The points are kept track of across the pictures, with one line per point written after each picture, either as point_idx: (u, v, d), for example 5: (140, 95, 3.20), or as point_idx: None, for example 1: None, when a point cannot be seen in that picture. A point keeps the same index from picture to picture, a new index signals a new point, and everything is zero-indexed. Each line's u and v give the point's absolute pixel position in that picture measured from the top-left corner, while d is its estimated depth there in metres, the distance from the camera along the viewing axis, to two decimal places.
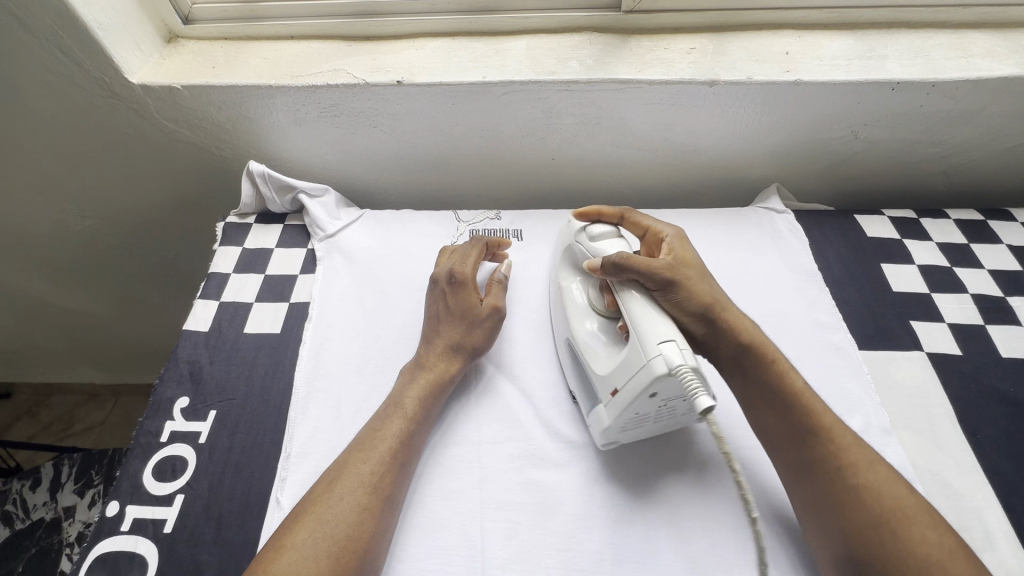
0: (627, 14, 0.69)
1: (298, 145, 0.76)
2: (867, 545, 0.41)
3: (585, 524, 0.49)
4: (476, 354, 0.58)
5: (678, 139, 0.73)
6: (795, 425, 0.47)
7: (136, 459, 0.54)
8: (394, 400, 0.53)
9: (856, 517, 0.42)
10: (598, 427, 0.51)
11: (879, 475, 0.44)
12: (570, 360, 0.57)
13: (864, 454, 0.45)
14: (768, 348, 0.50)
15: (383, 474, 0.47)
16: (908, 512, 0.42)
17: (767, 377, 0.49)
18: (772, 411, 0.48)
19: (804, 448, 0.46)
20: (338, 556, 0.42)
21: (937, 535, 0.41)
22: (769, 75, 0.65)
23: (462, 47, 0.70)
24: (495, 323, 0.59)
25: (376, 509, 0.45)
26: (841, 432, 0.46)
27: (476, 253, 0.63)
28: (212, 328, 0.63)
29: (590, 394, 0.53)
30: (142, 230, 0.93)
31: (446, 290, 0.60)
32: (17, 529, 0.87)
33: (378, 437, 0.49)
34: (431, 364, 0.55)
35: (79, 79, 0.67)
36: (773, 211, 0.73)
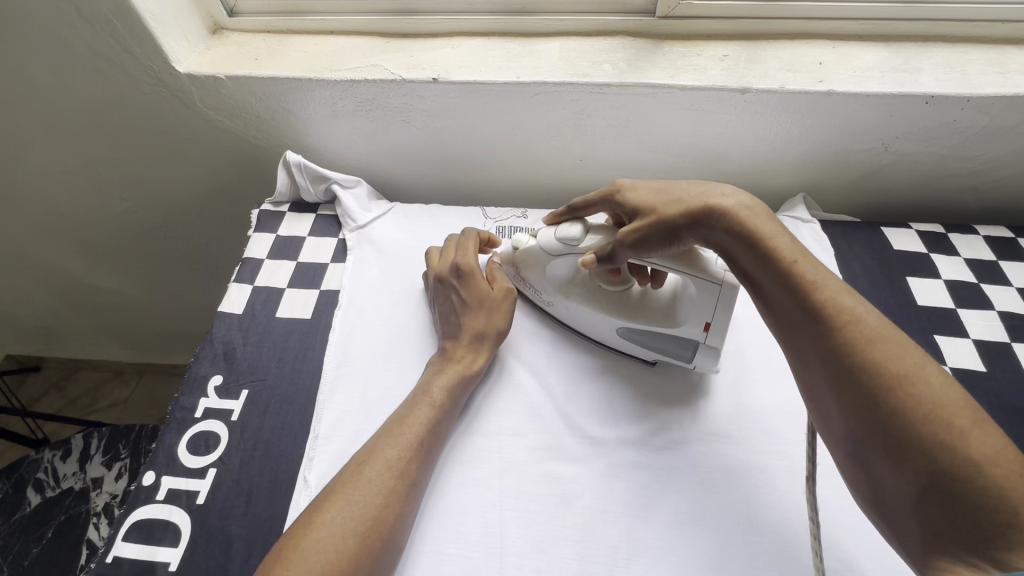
0: (662, 19, 0.69)
1: (332, 137, 0.78)
2: (863, 424, 0.40)
3: (603, 517, 0.50)
4: (504, 335, 0.60)
5: (706, 145, 0.73)
6: (791, 305, 0.45)
7: (171, 432, 0.56)
8: (422, 388, 0.54)
9: (850, 396, 0.41)
10: (707, 360, 0.58)
11: (887, 352, 0.41)
12: (633, 338, 0.60)
13: (869, 327, 0.42)
14: (754, 228, 0.48)
15: (409, 460, 0.48)
16: (914, 390, 0.39)
17: (760, 257, 0.47)
18: (770, 293, 0.47)
19: (802, 328, 0.45)
20: (367, 535, 0.43)
21: (949, 412, 0.37)
22: (801, 85, 0.65)
23: (497, 47, 0.71)
24: (510, 305, 0.62)
25: (401, 494, 0.47)
26: (842, 305, 0.44)
27: (473, 246, 0.65)
28: (246, 311, 0.65)
29: (680, 347, 0.59)
30: (176, 214, 0.96)
31: (456, 285, 0.61)
32: (47, 497, 0.90)
33: (406, 425, 0.51)
34: (457, 356, 0.57)
35: (129, 67, 0.70)
36: (799, 220, 0.73)
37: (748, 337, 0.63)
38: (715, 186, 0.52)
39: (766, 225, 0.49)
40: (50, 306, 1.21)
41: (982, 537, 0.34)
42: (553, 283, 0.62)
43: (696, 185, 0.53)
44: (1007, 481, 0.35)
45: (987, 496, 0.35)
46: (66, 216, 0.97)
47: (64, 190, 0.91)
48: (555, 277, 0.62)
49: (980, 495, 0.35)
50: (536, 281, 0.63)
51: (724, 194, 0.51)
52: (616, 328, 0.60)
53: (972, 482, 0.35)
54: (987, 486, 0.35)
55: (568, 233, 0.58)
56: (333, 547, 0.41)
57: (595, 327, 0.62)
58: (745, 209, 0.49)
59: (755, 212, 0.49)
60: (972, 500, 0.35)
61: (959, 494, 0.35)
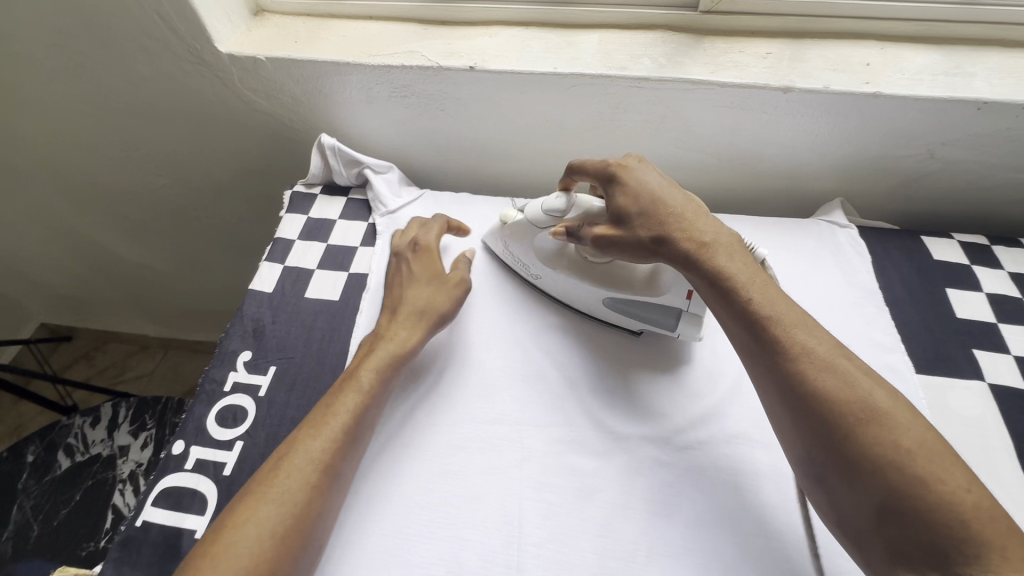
0: (704, 14, 0.68)
1: (365, 123, 0.78)
2: (823, 449, 0.42)
3: (622, 513, 0.50)
4: (442, 316, 0.60)
5: (742, 144, 0.72)
6: (747, 336, 0.48)
7: (201, 404, 0.58)
8: (348, 376, 0.53)
9: (806, 422, 0.43)
10: (691, 328, 0.59)
11: (838, 380, 0.43)
12: (620, 309, 0.61)
13: (820, 357, 0.44)
14: (717, 262, 0.51)
15: (334, 452, 0.48)
16: (866, 417, 0.41)
17: (721, 289, 0.50)
18: (731, 323, 0.50)
19: (760, 358, 0.47)
20: (283, 533, 0.43)
21: (898, 435, 0.39)
22: (846, 85, 0.63)
23: (535, 37, 0.71)
24: (454, 286, 0.62)
25: (325, 487, 0.46)
26: (795, 337, 0.46)
27: (438, 227, 0.68)
28: (276, 289, 0.66)
29: (665, 316, 0.60)
30: (208, 193, 0.98)
31: (407, 258, 0.64)
32: (77, 461, 0.93)
33: (330, 415, 0.50)
34: (389, 334, 0.57)
35: (173, 46, 0.72)
36: (836, 225, 0.71)
37: None
38: (691, 219, 0.54)
39: (728, 260, 0.51)
40: (86, 277, 1.26)
41: (941, 555, 0.36)
42: (541, 256, 0.64)
43: (675, 211, 0.55)
44: (956, 498, 0.37)
45: (942, 515, 0.37)
46: (106, 190, 1.00)
47: (105, 165, 0.94)
48: (544, 251, 0.63)
49: (934, 514, 0.37)
50: (523, 254, 0.65)
51: (698, 229, 0.54)
52: (603, 298, 0.61)
53: (925, 503, 0.37)
54: (938, 506, 0.37)
55: (553, 206, 0.61)
56: (244, 549, 0.41)
57: (584, 299, 0.63)
58: (714, 244, 0.52)
59: (725, 247, 0.52)
60: (924, 519, 0.37)
61: (913, 516, 0.37)
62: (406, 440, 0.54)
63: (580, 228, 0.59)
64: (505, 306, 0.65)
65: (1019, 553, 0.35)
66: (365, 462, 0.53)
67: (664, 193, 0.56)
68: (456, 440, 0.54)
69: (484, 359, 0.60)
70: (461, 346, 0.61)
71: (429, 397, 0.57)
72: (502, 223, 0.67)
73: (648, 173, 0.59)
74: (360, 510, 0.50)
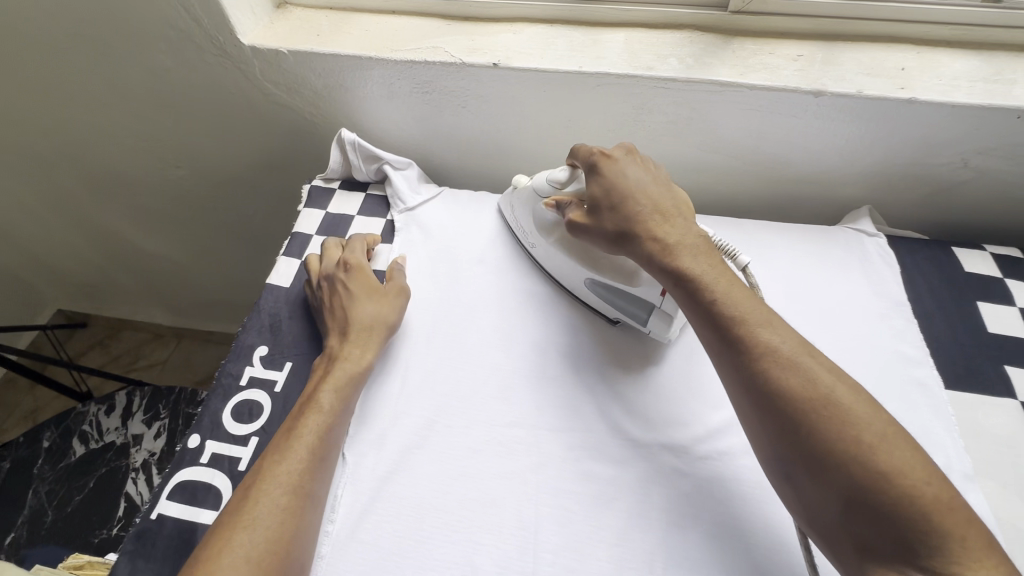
0: (734, 14, 0.67)
1: (385, 118, 0.78)
2: (790, 446, 0.42)
3: (640, 522, 0.49)
4: (393, 330, 0.60)
5: (768, 148, 0.70)
6: (713, 334, 0.48)
7: (217, 398, 0.57)
8: (307, 399, 0.53)
9: (775, 420, 0.43)
10: (661, 325, 0.59)
11: (804, 377, 0.43)
12: (597, 292, 0.61)
13: (784, 355, 0.45)
14: (683, 261, 0.51)
15: (303, 474, 0.48)
16: (831, 414, 0.41)
17: (688, 288, 0.51)
18: (698, 322, 0.50)
19: (726, 356, 0.47)
20: (262, 558, 0.43)
21: (860, 431, 0.40)
22: (880, 90, 0.61)
23: (560, 35, 0.69)
24: (398, 300, 0.61)
25: (297, 507, 0.47)
26: (759, 335, 0.46)
27: (360, 246, 0.65)
28: (294, 284, 0.66)
29: (640, 307, 0.60)
30: (225, 186, 0.98)
31: (340, 280, 0.61)
32: (91, 448, 0.94)
33: (295, 436, 0.50)
34: (342, 356, 0.56)
35: (196, 37, 0.71)
36: (864, 234, 0.69)
37: None
38: (658, 217, 0.54)
39: (696, 256, 0.52)
40: (103, 265, 1.27)
41: (908, 546, 0.37)
42: (538, 225, 0.64)
43: (644, 208, 0.55)
44: (918, 491, 0.38)
45: (904, 507, 0.38)
46: (125, 180, 1.00)
47: (125, 155, 0.94)
48: (541, 221, 0.64)
49: (898, 508, 0.38)
50: (524, 221, 0.66)
51: (665, 227, 0.54)
52: (585, 278, 0.61)
53: (889, 497, 0.38)
54: (901, 500, 0.38)
55: (557, 176, 0.62)
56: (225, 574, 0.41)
57: (568, 276, 0.63)
58: (680, 244, 0.53)
59: (691, 247, 0.52)
60: (889, 513, 0.38)
61: (882, 510, 0.38)
62: (421, 441, 0.54)
63: (569, 206, 0.60)
64: (523, 307, 0.64)
65: (977, 541, 0.37)
66: (381, 461, 0.53)
67: (636, 189, 0.56)
68: (472, 443, 0.54)
69: (501, 361, 0.60)
70: (479, 347, 0.61)
71: (446, 398, 0.57)
72: (514, 189, 0.69)
73: (629, 165, 0.58)
74: (375, 510, 0.50)
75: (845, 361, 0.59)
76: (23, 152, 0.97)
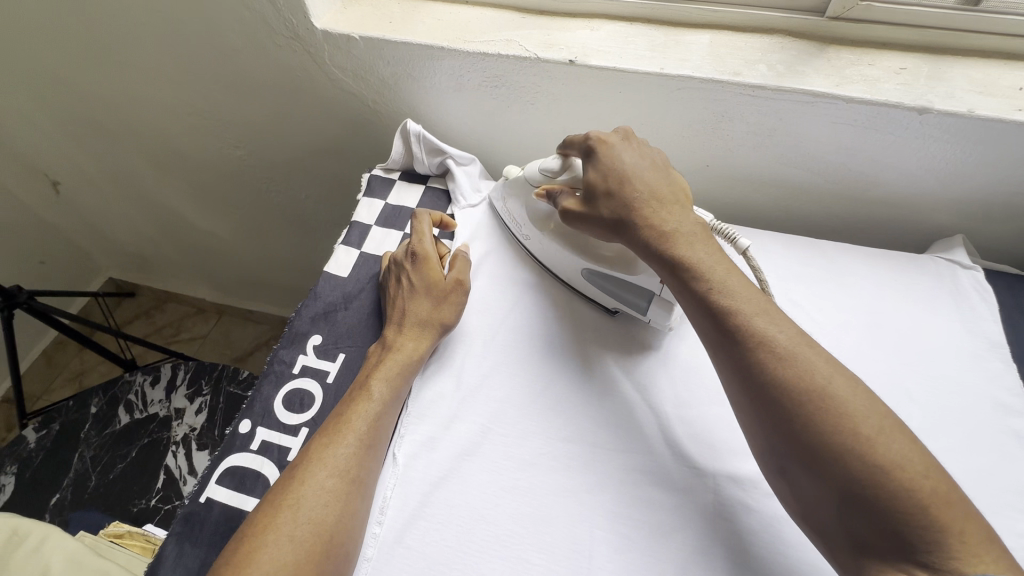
0: (831, 21, 0.62)
1: (449, 110, 0.76)
2: (785, 440, 0.40)
3: (703, 558, 0.46)
4: (448, 329, 0.58)
5: (856, 165, 0.66)
6: (707, 323, 0.45)
7: (269, 384, 0.57)
8: (363, 383, 0.53)
9: (769, 413, 0.40)
10: (661, 314, 0.56)
11: (801, 367, 0.40)
12: (594, 281, 0.59)
13: (780, 346, 0.41)
14: (679, 247, 0.48)
15: (354, 460, 0.47)
16: (829, 405, 0.38)
17: (684, 270, 0.48)
18: (692, 308, 0.47)
19: (721, 346, 0.44)
20: (306, 540, 0.42)
21: (857, 423, 0.38)
22: (995, 111, 0.56)
23: (640, 34, 0.66)
24: (460, 297, 0.60)
25: (344, 492, 0.46)
26: (756, 324, 0.43)
27: (424, 227, 0.63)
28: (351, 275, 0.65)
29: (636, 295, 0.57)
30: (282, 168, 0.98)
31: (407, 268, 0.59)
32: (135, 418, 0.95)
33: (348, 420, 0.49)
34: (399, 346, 0.55)
35: (269, 18, 0.71)
36: (958, 265, 0.64)
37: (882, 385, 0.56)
38: (655, 199, 0.51)
39: (693, 240, 0.49)
40: (156, 237, 1.29)
41: (905, 543, 0.35)
42: (530, 215, 0.63)
43: (641, 189, 0.52)
44: (916, 484, 0.35)
45: (904, 503, 0.35)
46: (184, 156, 1.02)
47: (187, 131, 0.95)
48: (534, 210, 0.62)
49: (894, 502, 0.35)
50: (517, 212, 0.65)
51: (663, 210, 0.51)
52: (580, 268, 0.60)
53: (886, 491, 0.35)
54: (901, 495, 0.35)
55: (549, 166, 0.60)
56: (268, 556, 0.41)
57: (562, 266, 0.62)
58: (678, 228, 0.49)
59: (687, 231, 0.49)
60: (884, 507, 0.35)
61: (879, 508, 0.35)
62: (473, 448, 0.52)
63: (558, 194, 0.58)
64: (581, 316, 0.62)
65: (977, 535, 0.35)
66: (432, 465, 0.51)
67: (631, 173, 0.53)
68: (525, 455, 0.51)
69: (558, 370, 0.57)
70: (534, 353, 0.58)
71: (500, 404, 0.55)
72: (506, 180, 0.68)
73: (623, 150, 0.55)
74: (423, 516, 0.48)
75: (931, 401, 0.55)
76: (93, 123, 1.00)
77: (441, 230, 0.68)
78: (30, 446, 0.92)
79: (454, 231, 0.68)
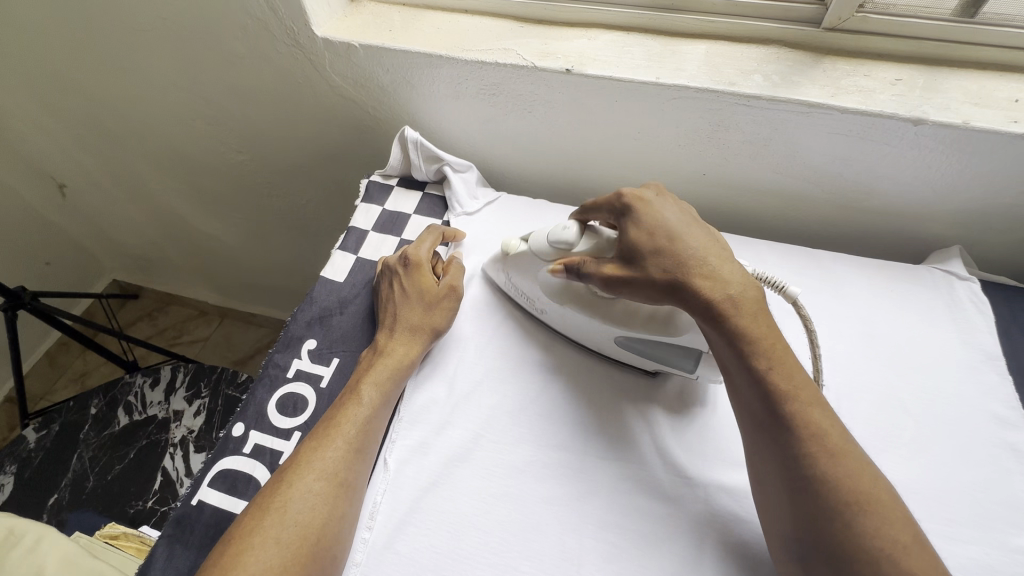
0: (827, 32, 0.62)
1: (448, 117, 0.76)
2: (813, 534, 0.40)
3: (691, 568, 0.46)
4: (439, 335, 0.58)
5: (852, 176, 0.66)
6: (760, 404, 0.43)
7: (263, 388, 0.57)
8: (352, 390, 0.53)
9: (812, 507, 0.40)
10: (711, 370, 0.52)
11: (847, 465, 0.40)
12: (631, 347, 0.54)
13: (833, 442, 0.41)
14: (741, 324, 0.44)
15: (341, 464, 0.48)
16: (871, 509, 0.38)
17: (744, 349, 0.44)
18: (747, 387, 0.44)
19: (769, 431, 0.43)
20: (293, 544, 0.43)
21: (897, 528, 0.38)
22: (990, 123, 0.56)
23: (637, 44, 0.67)
24: (452, 303, 0.60)
25: (332, 496, 0.46)
26: (811, 415, 0.42)
27: (431, 240, 0.64)
28: (347, 280, 0.65)
29: (683, 357, 0.52)
30: (282, 173, 0.99)
31: (400, 275, 0.60)
32: (134, 420, 0.96)
33: (338, 425, 0.50)
34: (391, 350, 0.55)
35: (272, 26, 0.72)
36: (955, 276, 0.63)
37: (876, 397, 0.55)
38: (714, 260, 0.47)
39: (756, 317, 0.45)
40: (159, 240, 1.31)
41: None
42: (545, 288, 0.57)
43: (697, 251, 0.47)
44: None
45: None
46: (188, 160, 1.03)
47: (191, 136, 0.97)
48: (547, 283, 0.57)
49: None
50: (527, 286, 0.59)
51: (721, 275, 0.46)
52: (613, 337, 0.54)
53: None
54: None
55: (562, 236, 0.55)
56: (255, 561, 0.41)
57: (592, 336, 0.57)
58: (741, 299, 0.45)
59: (752, 304, 0.45)
60: None
61: None
62: (464, 454, 0.52)
63: (584, 265, 0.53)
64: None
65: None
66: (422, 471, 0.51)
67: (686, 232, 0.49)
68: (516, 462, 0.52)
69: (550, 377, 0.57)
70: (527, 362, 0.58)
71: (492, 411, 0.55)
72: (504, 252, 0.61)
73: (664, 206, 0.51)
74: (413, 522, 0.48)
75: (925, 413, 0.54)
76: (98, 127, 1.01)
77: (449, 244, 0.68)
78: (30, 446, 0.93)
79: (461, 243, 0.68)
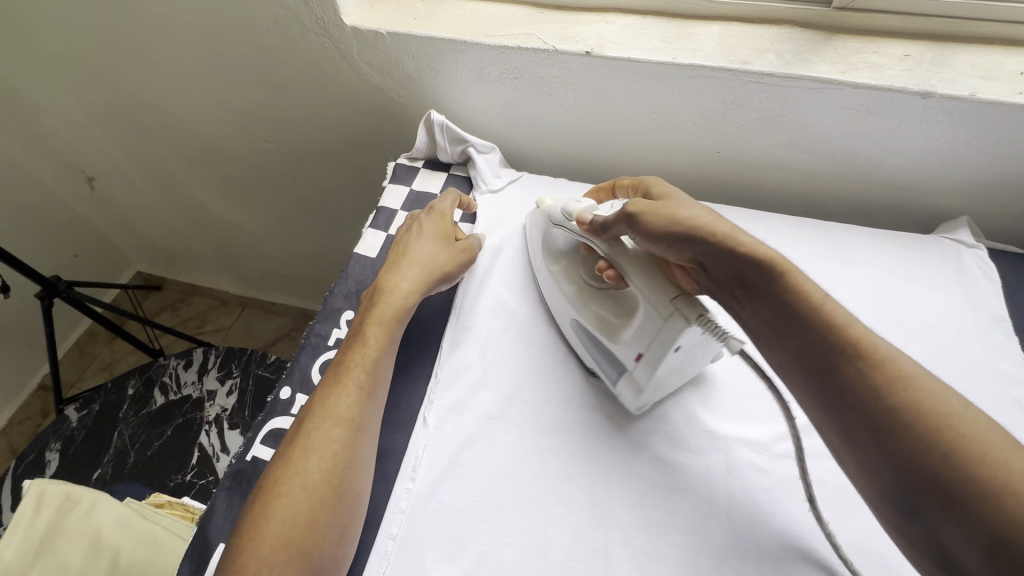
0: (837, 11, 0.65)
1: (470, 102, 0.79)
2: (910, 478, 0.36)
3: (714, 512, 0.49)
4: (439, 281, 0.61)
5: (862, 151, 0.68)
6: (809, 345, 0.42)
7: (306, 355, 0.61)
8: (358, 334, 0.56)
9: (897, 444, 0.36)
10: (629, 390, 0.53)
11: (913, 394, 0.37)
12: (580, 336, 0.58)
13: (898, 369, 0.38)
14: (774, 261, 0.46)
15: (354, 409, 0.51)
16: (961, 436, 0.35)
17: (781, 284, 0.44)
18: (789, 331, 0.43)
19: (831, 383, 0.41)
20: (317, 488, 0.46)
21: (1000, 450, 0.34)
22: (995, 95, 0.59)
23: (653, 26, 0.69)
24: (457, 255, 0.63)
25: (348, 440, 0.49)
26: (868, 348, 0.40)
27: (452, 200, 0.68)
28: (379, 256, 0.69)
29: (611, 365, 0.54)
30: (307, 161, 1.03)
31: (419, 220, 0.66)
32: (170, 399, 1.00)
33: (349, 371, 0.53)
34: (391, 286, 0.59)
35: (302, 15, 0.75)
36: (962, 245, 0.66)
37: None
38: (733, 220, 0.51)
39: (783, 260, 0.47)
40: (184, 231, 1.35)
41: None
42: (546, 252, 0.63)
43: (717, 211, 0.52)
44: None
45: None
46: (215, 149, 1.06)
47: (218, 125, 1.00)
48: (550, 246, 0.62)
49: None
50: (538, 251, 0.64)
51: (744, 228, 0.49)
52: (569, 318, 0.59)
53: None
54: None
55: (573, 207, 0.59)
56: (286, 504, 0.45)
57: (559, 311, 0.60)
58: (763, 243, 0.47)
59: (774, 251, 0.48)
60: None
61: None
62: (497, 413, 0.55)
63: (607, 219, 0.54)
64: None
65: None
66: (459, 428, 0.55)
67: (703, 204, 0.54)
68: (547, 419, 0.55)
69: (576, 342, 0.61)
70: (554, 329, 0.62)
71: (521, 373, 0.58)
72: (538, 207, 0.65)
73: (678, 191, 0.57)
74: (453, 473, 0.52)
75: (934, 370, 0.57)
76: (129, 118, 1.05)
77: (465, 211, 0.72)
78: (73, 425, 0.98)
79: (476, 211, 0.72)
